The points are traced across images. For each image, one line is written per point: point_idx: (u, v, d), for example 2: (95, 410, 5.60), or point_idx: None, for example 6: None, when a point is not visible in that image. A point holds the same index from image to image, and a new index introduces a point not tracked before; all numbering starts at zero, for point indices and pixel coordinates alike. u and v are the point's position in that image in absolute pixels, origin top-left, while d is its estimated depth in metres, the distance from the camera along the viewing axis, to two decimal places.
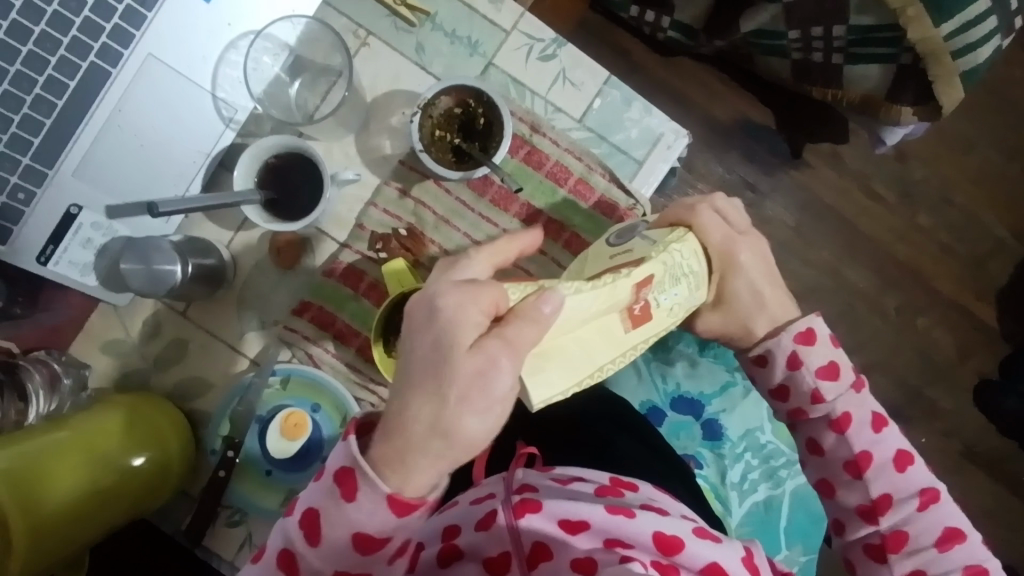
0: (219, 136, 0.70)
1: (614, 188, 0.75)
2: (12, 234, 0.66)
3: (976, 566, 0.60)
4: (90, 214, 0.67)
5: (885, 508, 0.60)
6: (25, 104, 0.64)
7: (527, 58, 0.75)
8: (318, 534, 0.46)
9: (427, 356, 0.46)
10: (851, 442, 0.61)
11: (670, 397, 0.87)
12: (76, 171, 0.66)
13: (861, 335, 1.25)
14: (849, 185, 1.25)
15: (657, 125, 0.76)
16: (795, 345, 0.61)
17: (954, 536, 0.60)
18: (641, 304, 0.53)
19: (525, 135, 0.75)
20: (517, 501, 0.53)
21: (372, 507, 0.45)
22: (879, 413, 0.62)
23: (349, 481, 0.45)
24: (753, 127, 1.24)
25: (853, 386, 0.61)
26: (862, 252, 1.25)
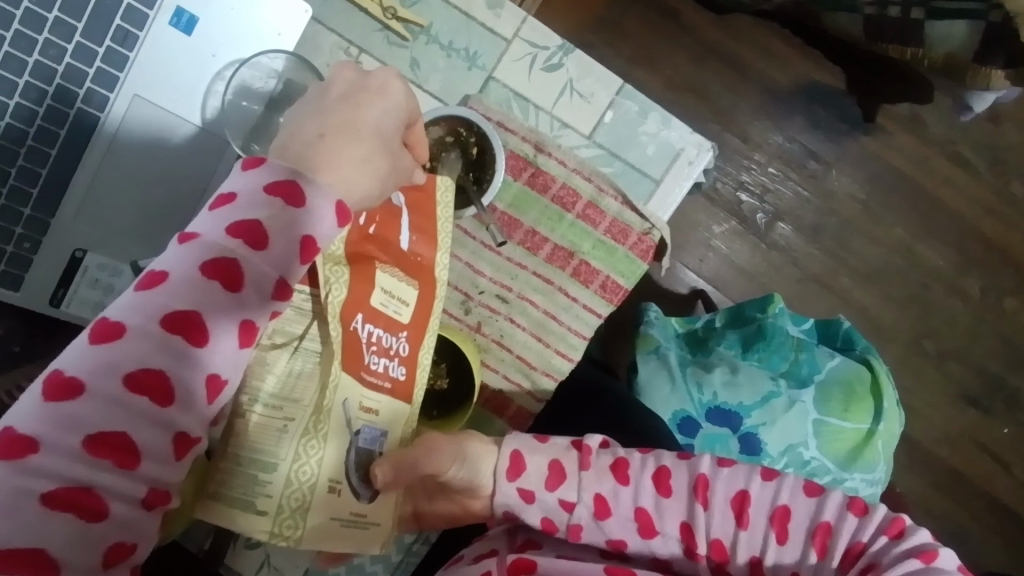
0: (213, 171, 0.68)
1: (627, 212, 0.69)
2: (22, 279, 0.65)
3: (776, 510, 0.53)
4: (95, 256, 0.66)
5: (693, 540, 0.54)
6: (19, 157, 0.63)
7: (531, 69, 0.69)
8: (200, 328, 0.39)
9: (372, 126, 0.46)
10: (623, 515, 0.56)
11: (704, 408, 0.96)
12: (76, 216, 0.66)
13: (937, 321, 1.17)
14: (930, 153, 1.16)
15: (677, 138, 0.69)
16: (515, 483, 0.57)
17: (746, 502, 0.54)
18: (376, 342, 0.55)
19: (528, 156, 0.69)
20: (512, 559, 0.55)
21: (258, 308, 0.40)
22: (617, 456, 0.58)
23: (228, 271, 0.39)
24: (817, 91, 1.14)
25: (582, 468, 0.57)
26: (938, 226, 1.17)
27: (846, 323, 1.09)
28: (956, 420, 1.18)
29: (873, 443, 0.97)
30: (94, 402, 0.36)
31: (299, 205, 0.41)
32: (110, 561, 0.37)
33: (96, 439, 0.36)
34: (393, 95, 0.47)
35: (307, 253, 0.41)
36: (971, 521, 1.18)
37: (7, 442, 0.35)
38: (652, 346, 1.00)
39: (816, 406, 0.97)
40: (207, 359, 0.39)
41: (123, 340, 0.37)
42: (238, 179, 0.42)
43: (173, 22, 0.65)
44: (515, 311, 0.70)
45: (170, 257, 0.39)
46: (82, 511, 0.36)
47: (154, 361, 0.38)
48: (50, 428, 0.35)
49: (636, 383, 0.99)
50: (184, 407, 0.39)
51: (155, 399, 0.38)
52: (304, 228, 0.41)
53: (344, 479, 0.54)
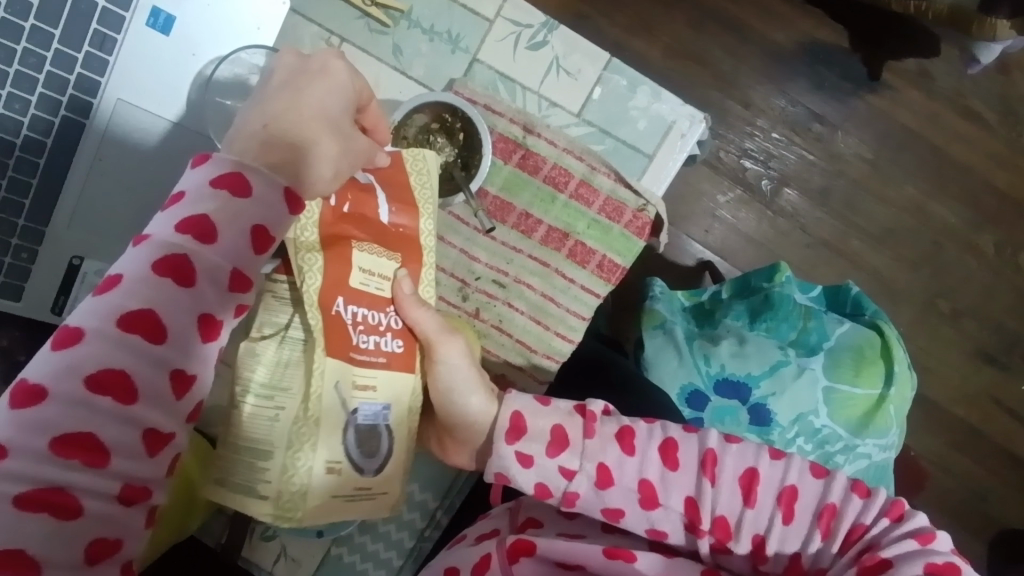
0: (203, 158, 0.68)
1: (620, 188, 0.68)
2: (23, 289, 0.65)
3: (784, 489, 0.52)
4: (92, 262, 0.66)
5: (698, 517, 0.51)
6: (9, 168, 0.63)
7: (516, 48, 0.68)
8: (159, 325, 0.36)
9: (318, 110, 0.44)
10: (625, 486, 0.52)
11: (713, 380, 0.95)
12: (69, 224, 0.66)
13: (951, 279, 1.15)
14: (939, 108, 1.13)
15: (668, 111, 0.68)
16: (514, 446, 0.53)
17: (755, 479, 0.52)
18: (362, 323, 0.53)
19: (517, 138, 0.68)
20: (512, 539, 0.54)
21: (216, 296, 0.38)
22: (622, 424, 0.55)
23: (179, 266, 0.37)
24: (820, 50, 1.11)
25: (587, 437, 0.53)
26: (949, 182, 1.14)
27: (855, 289, 1.07)
28: (973, 378, 1.16)
29: (885, 410, 0.96)
30: (56, 405, 0.33)
31: (245, 194, 0.39)
32: (92, 557, 0.34)
33: (64, 440, 0.33)
34: (336, 74, 0.45)
35: (261, 241, 0.40)
36: (989, 478, 1.17)
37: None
38: (658, 321, 0.99)
39: (827, 372, 0.96)
40: (169, 356, 0.37)
41: (80, 344, 0.35)
42: (187, 176, 0.40)
43: (150, 23, 0.65)
44: (513, 296, 0.69)
45: (126, 259, 0.37)
46: (57, 510, 0.33)
47: (115, 360, 0.35)
48: (16, 433, 0.33)
49: (644, 358, 0.99)
50: (152, 403, 0.36)
51: (118, 399, 0.35)
52: (253, 217, 0.40)
53: (344, 458, 0.53)
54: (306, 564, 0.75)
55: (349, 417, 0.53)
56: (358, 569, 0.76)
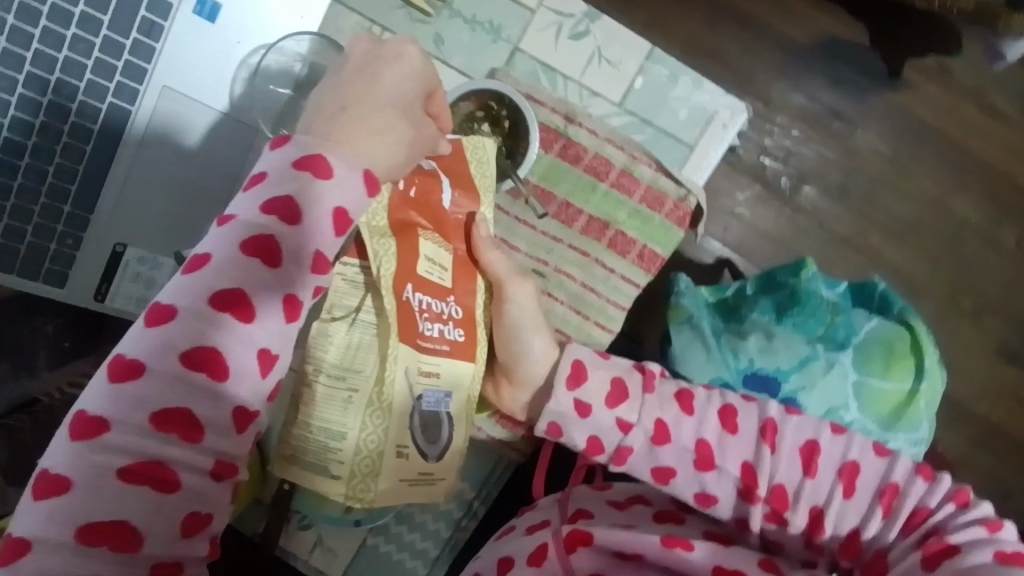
0: (251, 149, 0.71)
1: (662, 178, 0.68)
2: (67, 275, 0.66)
3: (846, 464, 0.52)
4: (135, 250, 0.68)
5: (753, 479, 0.53)
6: (55, 154, 0.63)
7: (557, 38, 0.68)
8: (249, 306, 0.38)
9: (390, 94, 0.46)
10: (683, 447, 0.54)
11: (741, 374, 0.95)
12: (112, 213, 0.66)
13: (971, 275, 1.15)
14: (959, 103, 1.13)
15: (709, 100, 0.68)
16: (573, 393, 0.56)
17: (816, 452, 0.53)
18: (427, 311, 0.54)
19: (559, 127, 0.68)
20: (567, 531, 0.55)
21: (300, 279, 0.40)
22: (680, 386, 0.57)
23: (267, 248, 0.39)
24: (838, 46, 1.11)
25: (645, 391, 0.56)
26: (969, 178, 1.14)
27: (882, 284, 1.06)
28: (994, 375, 1.16)
29: (917, 403, 0.96)
30: (152, 381, 0.36)
31: (327, 176, 0.41)
32: (188, 531, 0.37)
33: (162, 416, 0.36)
34: (408, 61, 0.48)
35: (340, 223, 0.41)
36: (1012, 475, 1.16)
37: (80, 423, 0.36)
38: (685, 316, 0.99)
39: (856, 367, 0.96)
40: (257, 334, 0.39)
41: (172, 322, 0.37)
42: (267, 158, 0.41)
43: (197, 10, 0.65)
44: (553, 285, 0.69)
45: (210, 239, 0.39)
46: (157, 483, 0.36)
47: (206, 338, 0.37)
48: (116, 408, 0.36)
49: (671, 353, 0.99)
50: (240, 380, 0.38)
51: (211, 375, 0.37)
52: (337, 200, 0.41)
53: (411, 442, 0.55)
54: (342, 555, 0.76)
55: (417, 403, 0.55)
56: (395, 559, 0.76)
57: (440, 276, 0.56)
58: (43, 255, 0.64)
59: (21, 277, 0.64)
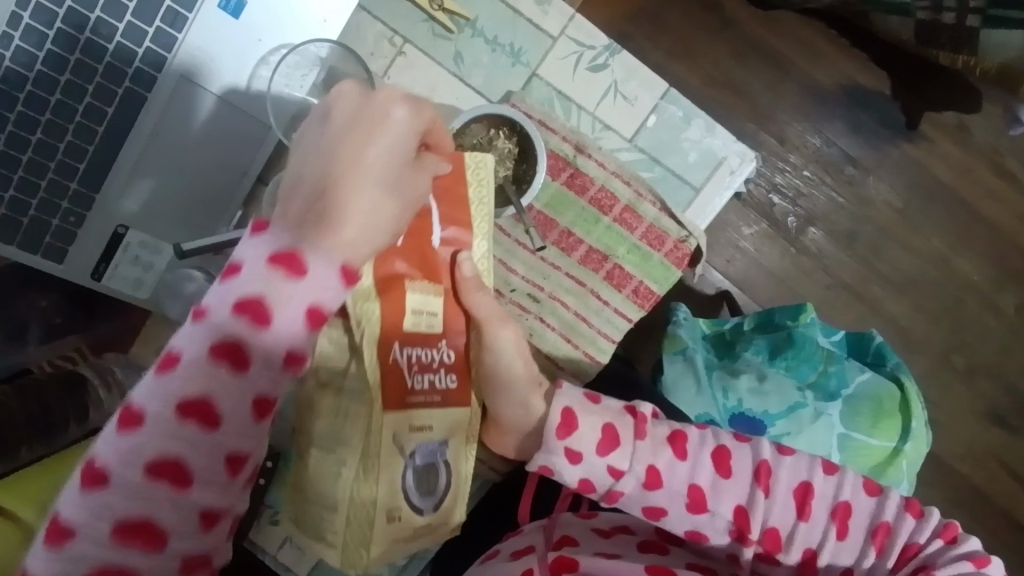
0: (261, 144, 0.73)
1: (664, 218, 0.68)
2: (65, 253, 0.67)
3: (838, 505, 0.53)
4: (136, 233, 0.69)
5: (746, 522, 0.52)
6: (68, 133, 0.64)
7: (575, 69, 0.69)
8: (215, 413, 0.37)
9: (378, 164, 0.42)
10: (675, 490, 0.53)
11: (730, 413, 0.96)
12: (119, 194, 0.67)
13: (967, 334, 1.15)
14: (974, 163, 1.12)
15: (719, 146, 0.68)
16: (565, 442, 0.53)
17: (809, 493, 0.53)
18: (411, 360, 0.55)
19: (568, 156, 0.68)
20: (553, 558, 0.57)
21: (269, 375, 0.39)
22: (674, 427, 0.56)
23: (236, 353, 0.38)
24: (860, 92, 1.11)
25: (637, 437, 0.54)
26: (975, 238, 1.14)
27: (879, 338, 1.06)
28: (980, 436, 1.16)
29: (900, 463, 0.96)
30: (117, 491, 0.36)
31: (301, 274, 0.39)
32: None
33: (124, 527, 0.36)
34: (397, 122, 0.43)
35: (313, 320, 0.39)
36: (987, 537, 1.16)
37: (54, 530, 0.36)
38: (679, 347, 0.99)
39: (844, 421, 0.96)
40: (223, 441, 0.38)
41: (140, 432, 0.36)
42: (240, 250, 0.39)
43: (221, 6, 0.65)
44: (546, 311, 0.69)
45: (180, 341, 0.38)
46: (146, 541, 0.36)
47: (170, 450, 0.37)
48: (82, 517, 0.36)
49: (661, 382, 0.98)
50: (206, 485, 0.38)
51: (174, 485, 0.37)
52: (308, 298, 0.39)
53: (404, 503, 0.56)
54: (309, 554, 0.76)
55: (410, 460, 0.56)
56: None
57: (432, 321, 0.56)
58: (44, 231, 0.65)
59: (20, 249, 0.65)
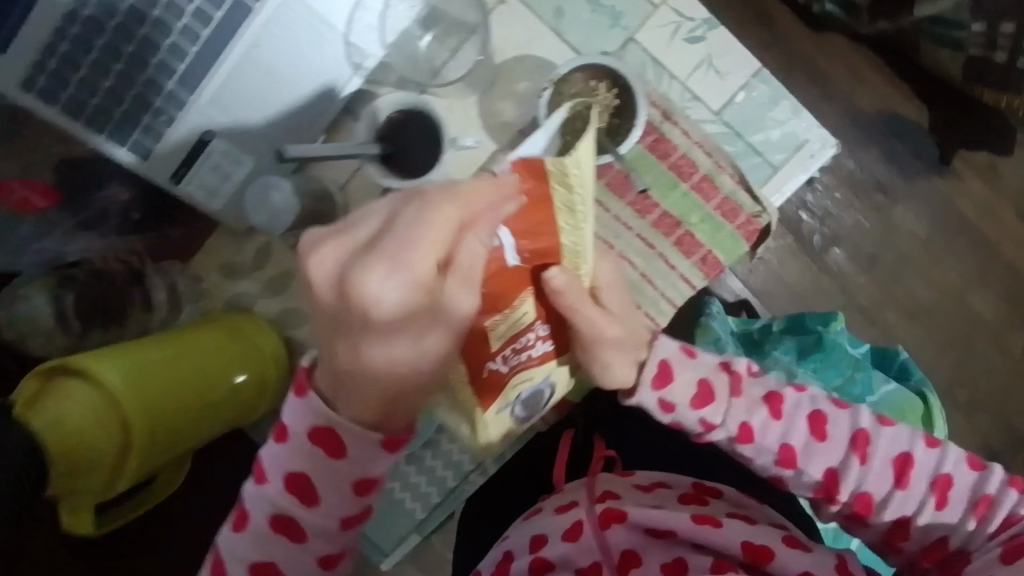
0: (347, 82, 0.74)
1: (741, 191, 0.70)
2: (152, 150, 0.68)
3: (939, 476, 0.54)
4: (221, 141, 0.70)
5: (834, 485, 0.55)
6: (172, 32, 0.63)
7: (672, 38, 0.70)
8: (310, 497, 0.53)
9: (369, 326, 0.43)
10: (765, 448, 0.56)
11: None
12: (210, 102, 0.67)
13: (974, 371, 1.17)
14: (999, 204, 1.15)
15: (804, 129, 0.70)
16: (659, 392, 0.57)
17: (908, 464, 0.54)
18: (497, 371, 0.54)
19: (655, 121, 0.70)
20: (601, 512, 0.67)
21: (338, 494, 0.53)
22: (769, 389, 0.57)
23: (307, 490, 0.53)
24: (898, 123, 1.14)
25: (731, 395, 0.56)
26: (993, 277, 1.16)
27: (903, 354, 1.09)
28: None
29: None
30: (250, 538, 0.55)
31: (341, 455, 0.52)
32: None
33: (257, 566, 0.55)
34: (369, 296, 0.41)
35: (360, 488, 0.53)
36: None
37: (219, 563, 0.57)
38: (712, 338, 1.00)
39: None
40: (312, 545, 0.55)
41: (259, 523, 0.54)
42: (291, 415, 0.52)
43: None
44: None
45: (274, 456, 0.53)
46: None
47: (279, 541, 0.54)
48: (233, 560, 0.56)
49: None
50: (307, 548, 0.55)
51: (292, 538, 0.54)
52: (349, 471, 0.53)
53: (511, 419, 0.59)
54: None
55: (515, 404, 0.58)
56: (398, 496, 0.81)
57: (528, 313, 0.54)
58: (134, 126, 0.66)
59: (110, 140, 0.66)
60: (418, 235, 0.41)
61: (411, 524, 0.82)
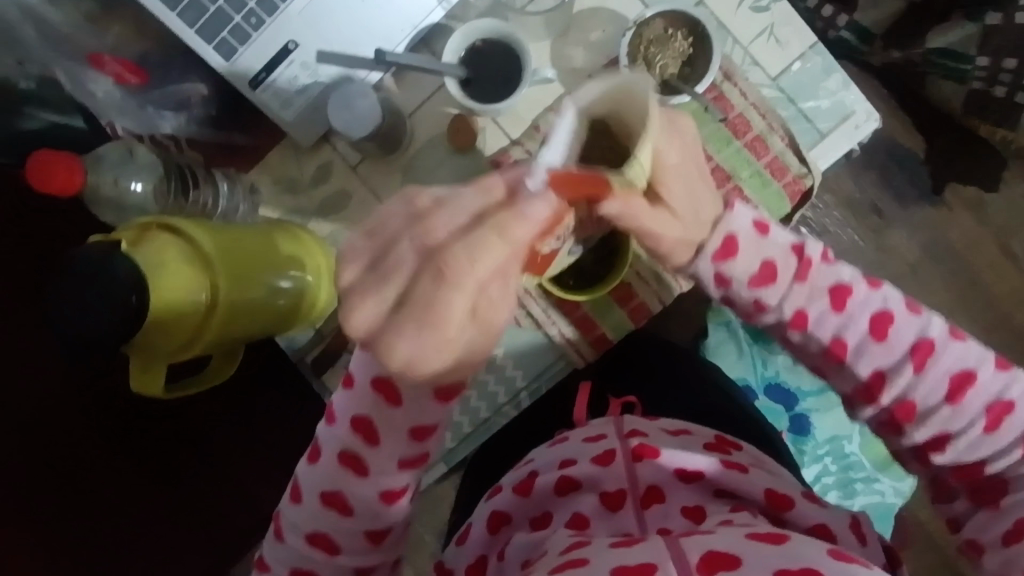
0: (429, 12, 0.75)
1: (789, 153, 0.75)
2: (236, 53, 0.72)
3: (999, 402, 0.56)
4: (303, 53, 0.73)
5: (880, 386, 0.58)
6: None
7: (738, 5, 0.75)
8: (374, 434, 0.53)
9: (413, 316, 0.44)
10: (815, 335, 0.58)
11: (765, 383, 1.06)
12: (300, 12, 0.72)
13: None
14: (985, 237, 1.21)
15: (851, 101, 0.75)
16: (718, 264, 0.57)
17: (967, 381, 0.57)
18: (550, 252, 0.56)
19: (717, 81, 0.75)
20: (635, 445, 0.65)
21: (402, 434, 0.53)
22: (842, 279, 0.58)
23: (368, 428, 0.53)
24: (899, 154, 1.20)
25: (796, 278, 0.58)
26: (976, 304, 1.21)
27: None
28: None
29: None
30: (318, 472, 0.54)
31: (397, 403, 0.52)
32: (371, 540, 0.55)
33: (328, 499, 0.54)
34: (421, 295, 0.44)
35: (419, 434, 0.53)
36: None
37: (292, 491, 0.56)
38: (724, 320, 1.07)
39: None
40: (378, 481, 0.54)
41: (327, 461, 0.54)
42: (357, 363, 0.54)
43: None
44: None
45: (340, 400, 0.54)
46: (340, 510, 0.54)
47: (345, 477, 0.54)
48: (302, 499, 0.55)
49: (704, 346, 1.07)
50: (371, 486, 0.54)
51: (357, 473, 0.54)
52: (409, 418, 0.53)
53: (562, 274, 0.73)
54: None
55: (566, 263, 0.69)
56: None
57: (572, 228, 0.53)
58: (226, 24, 0.71)
59: (198, 34, 0.71)
60: (478, 251, 0.43)
61: (438, 454, 0.83)
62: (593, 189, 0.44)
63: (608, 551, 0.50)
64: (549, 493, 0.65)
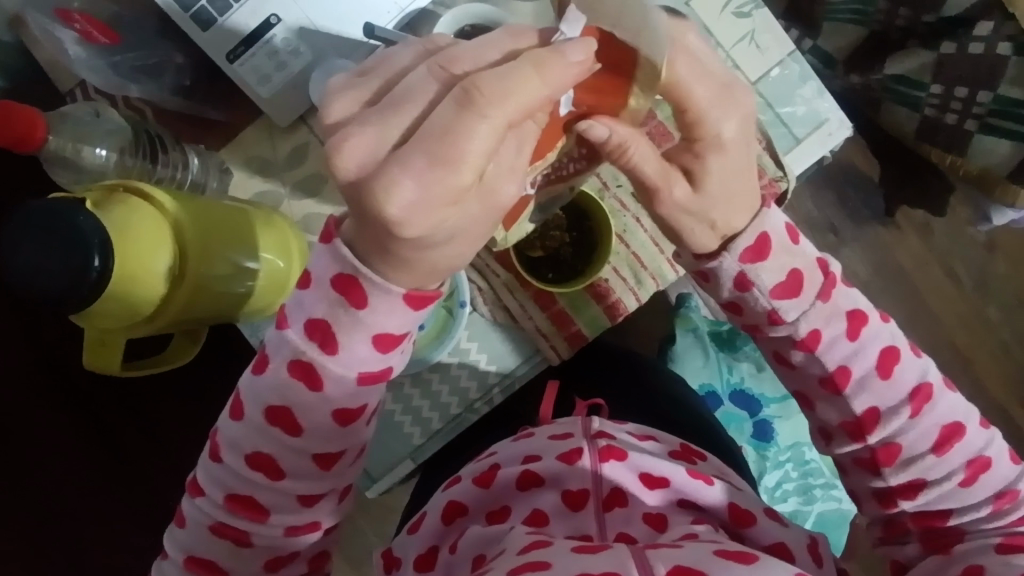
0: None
1: (766, 156, 0.76)
2: (214, 22, 0.70)
3: (979, 457, 0.59)
4: (285, 28, 0.71)
5: (871, 424, 0.58)
6: None
7: (723, 9, 0.77)
8: (313, 379, 0.49)
9: (431, 144, 0.39)
10: (820, 360, 0.58)
11: (730, 388, 1.06)
12: None
13: None
14: (930, 259, 1.26)
15: (825, 109, 0.78)
16: (746, 264, 0.55)
17: (955, 434, 0.59)
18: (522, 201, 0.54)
19: None
20: (603, 446, 0.59)
21: (340, 389, 0.50)
22: (856, 308, 0.59)
23: (309, 374, 0.49)
24: (853, 175, 1.25)
25: (817, 296, 0.57)
26: (920, 323, 1.26)
27: None
28: None
29: None
30: (245, 427, 0.52)
31: (333, 350, 0.48)
32: (303, 502, 0.54)
33: (253, 459, 0.52)
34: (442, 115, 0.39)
35: (365, 377, 0.50)
36: None
37: (214, 446, 0.54)
38: (690, 325, 1.08)
39: None
40: (307, 443, 0.51)
41: (254, 417, 0.51)
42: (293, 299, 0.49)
43: None
44: (642, 213, 0.80)
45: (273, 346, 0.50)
46: (267, 472, 0.52)
47: (275, 431, 0.51)
48: (225, 452, 0.52)
49: (670, 351, 1.07)
50: (305, 452, 0.51)
51: (287, 430, 0.51)
52: (349, 365, 0.49)
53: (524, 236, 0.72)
54: None
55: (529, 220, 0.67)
56: (395, 419, 0.79)
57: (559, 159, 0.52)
58: None
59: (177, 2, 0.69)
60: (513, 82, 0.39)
61: (406, 450, 0.80)
62: (618, 52, 0.46)
63: (569, 555, 0.47)
64: (510, 484, 0.59)
